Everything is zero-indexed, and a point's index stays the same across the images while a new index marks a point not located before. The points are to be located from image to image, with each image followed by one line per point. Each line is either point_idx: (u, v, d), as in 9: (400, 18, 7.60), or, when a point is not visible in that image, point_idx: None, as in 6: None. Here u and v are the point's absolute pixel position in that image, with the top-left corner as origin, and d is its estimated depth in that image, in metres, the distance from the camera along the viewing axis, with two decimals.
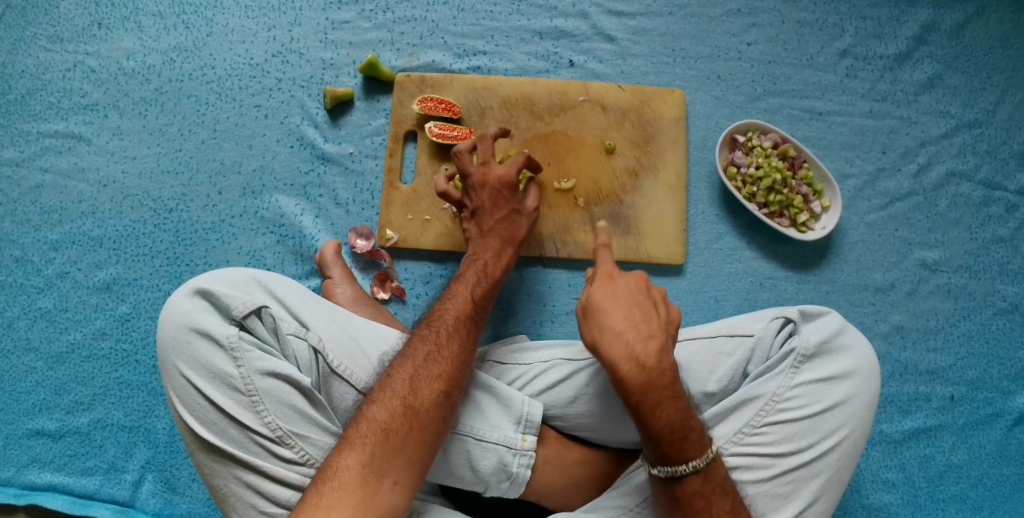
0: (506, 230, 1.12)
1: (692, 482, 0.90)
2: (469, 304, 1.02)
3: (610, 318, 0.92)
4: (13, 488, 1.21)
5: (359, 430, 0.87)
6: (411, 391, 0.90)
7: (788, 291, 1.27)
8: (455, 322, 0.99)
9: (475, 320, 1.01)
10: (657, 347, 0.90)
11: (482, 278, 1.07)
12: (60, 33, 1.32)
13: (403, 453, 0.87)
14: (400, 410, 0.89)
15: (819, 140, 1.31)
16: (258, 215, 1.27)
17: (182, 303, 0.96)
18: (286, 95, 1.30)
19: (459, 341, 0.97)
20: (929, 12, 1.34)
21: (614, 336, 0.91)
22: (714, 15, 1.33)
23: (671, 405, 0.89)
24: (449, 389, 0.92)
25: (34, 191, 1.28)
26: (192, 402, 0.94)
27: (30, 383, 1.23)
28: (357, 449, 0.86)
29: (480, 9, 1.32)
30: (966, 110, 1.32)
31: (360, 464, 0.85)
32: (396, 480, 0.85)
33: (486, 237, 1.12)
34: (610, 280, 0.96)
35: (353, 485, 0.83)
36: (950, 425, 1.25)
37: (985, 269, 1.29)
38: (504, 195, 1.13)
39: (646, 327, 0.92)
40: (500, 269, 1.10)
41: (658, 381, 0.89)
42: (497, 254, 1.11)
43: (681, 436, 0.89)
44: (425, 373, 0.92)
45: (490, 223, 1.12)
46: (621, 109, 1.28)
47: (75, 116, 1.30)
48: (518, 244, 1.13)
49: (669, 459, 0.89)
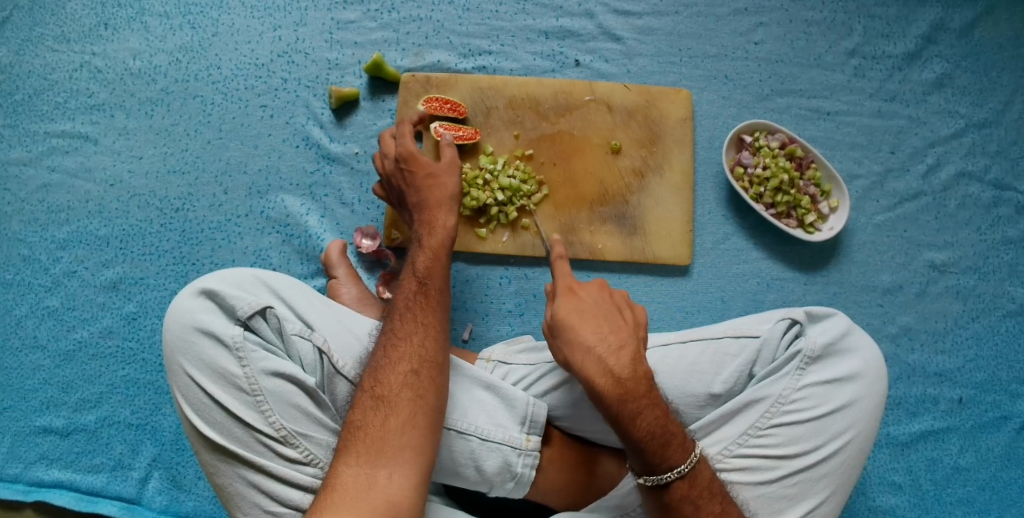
0: (428, 197, 1.04)
1: (678, 488, 0.90)
2: (415, 281, 0.98)
3: (578, 330, 0.94)
4: (21, 485, 1.21)
5: (346, 433, 0.87)
6: (377, 382, 0.90)
7: (795, 292, 1.26)
8: (406, 300, 0.96)
9: (424, 292, 0.96)
10: (628, 357, 0.92)
11: (421, 251, 1.00)
12: (67, 33, 1.32)
13: (390, 442, 0.85)
14: (371, 403, 0.88)
15: (827, 140, 1.30)
16: (263, 215, 1.27)
17: (188, 302, 0.96)
18: (291, 95, 1.30)
19: (413, 315, 0.94)
20: (938, 11, 1.32)
21: (584, 349, 0.92)
22: (721, 15, 1.32)
23: (650, 412, 0.90)
24: (415, 366, 0.90)
25: (41, 191, 1.28)
26: (198, 402, 0.94)
27: (37, 382, 1.24)
28: (347, 454, 0.85)
29: (486, 8, 1.31)
30: (975, 110, 1.31)
31: (352, 466, 0.84)
32: (391, 471, 0.84)
33: (416, 215, 1.04)
34: (573, 293, 0.97)
35: (351, 486, 0.82)
36: (957, 428, 1.24)
37: (994, 271, 1.28)
38: (410, 167, 1.06)
39: (613, 338, 0.94)
40: (440, 236, 1.02)
41: (634, 389, 0.90)
42: (430, 223, 1.03)
43: (664, 443, 0.89)
44: (384, 361, 0.91)
45: (415, 198, 1.05)
46: (628, 109, 1.27)
47: (82, 116, 1.30)
48: (452, 202, 1.05)
49: (654, 466, 0.89)
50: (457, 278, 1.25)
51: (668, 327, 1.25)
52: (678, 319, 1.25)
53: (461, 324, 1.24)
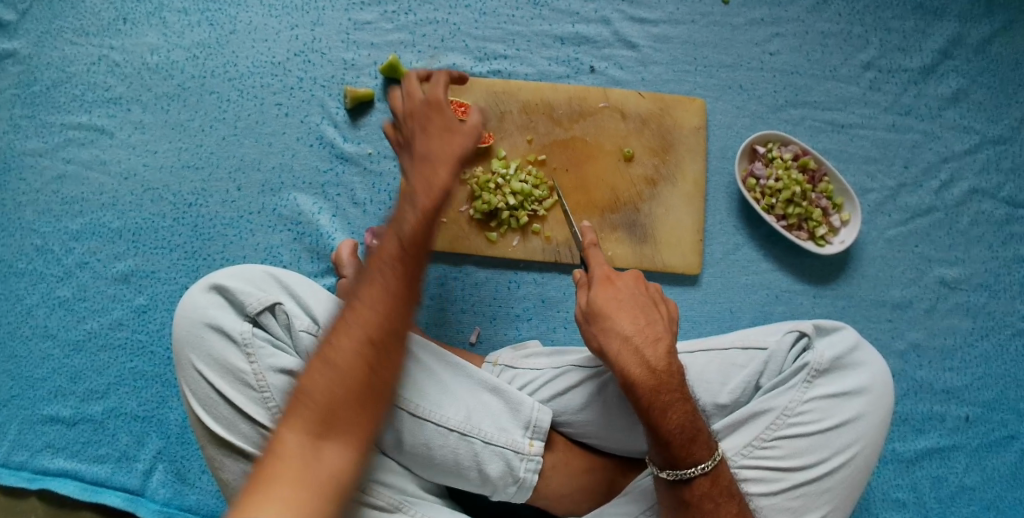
0: (439, 150, 0.95)
1: (700, 485, 0.90)
2: (400, 240, 0.89)
3: (614, 320, 0.94)
4: (27, 472, 1.22)
5: (293, 399, 0.79)
6: (336, 346, 0.82)
7: (804, 304, 1.26)
8: (381, 259, 0.87)
9: (408, 256, 0.88)
10: (664, 350, 0.93)
11: (415, 209, 0.91)
12: (86, 26, 1.33)
13: (340, 419, 0.79)
14: (326, 369, 0.80)
15: (840, 153, 1.29)
16: (275, 212, 1.28)
17: (199, 298, 0.97)
18: (307, 94, 1.31)
19: (389, 277, 0.86)
20: (956, 26, 1.32)
21: (621, 339, 0.93)
22: (737, 24, 1.32)
23: (680, 406, 0.91)
24: (380, 333, 0.83)
25: (56, 182, 1.29)
26: (205, 397, 0.95)
27: (47, 371, 1.25)
28: (292, 425, 0.77)
29: (502, 12, 1.32)
30: (991, 127, 1.30)
31: (294, 438, 0.76)
32: (338, 449, 0.77)
33: (418, 164, 0.95)
34: (610, 283, 0.97)
35: (290, 462, 0.75)
36: (964, 445, 1.23)
37: (1005, 288, 1.27)
38: (432, 116, 0.97)
39: (651, 331, 0.94)
40: (436, 197, 0.92)
41: (668, 382, 0.91)
42: (430, 178, 0.93)
43: (690, 439, 0.90)
44: (347, 324, 0.83)
45: (421, 147, 0.96)
46: (641, 117, 1.28)
47: (99, 109, 1.31)
48: (457, 162, 0.95)
49: (677, 461, 0.90)
50: (466, 282, 1.25)
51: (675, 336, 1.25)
52: (686, 328, 1.25)
53: (468, 327, 1.24)
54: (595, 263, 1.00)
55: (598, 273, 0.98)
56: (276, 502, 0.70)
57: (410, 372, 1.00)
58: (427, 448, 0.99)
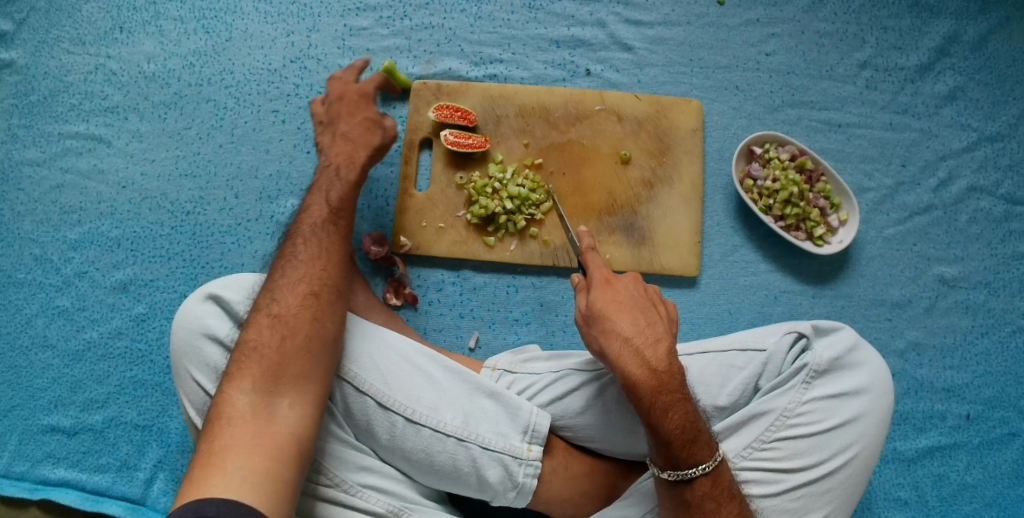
0: (359, 135, 1.11)
1: (702, 485, 0.90)
2: (325, 210, 1.04)
3: (614, 321, 0.94)
4: (28, 483, 1.22)
5: (241, 355, 0.89)
6: (277, 301, 0.93)
7: (803, 305, 1.26)
8: (312, 228, 1.02)
9: (332, 221, 1.03)
10: (664, 351, 0.93)
11: (337, 182, 1.07)
12: (83, 35, 1.33)
13: (288, 369, 0.88)
14: (269, 324, 0.91)
15: (837, 152, 1.29)
16: (273, 219, 1.28)
17: (196, 308, 0.97)
18: (303, 101, 1.31)
19: (318, 241, 1.00)
20: (952, 23, 1.32)
21: (621, 340, 0.93)
22: (733, 25, 1.32)
23: (681, 407, 0.90)
24: (315, 289, 0.95)
25: (55, 191, 1.30)
26: (205, 407, 0.96)
27: (47, 380, 1.25)
28: (242, 378, 0.86)
29: (497, 17, 1.32)
30: (988, 124, 1.30)
31: (247, 392, 0.85)
32: (290, 399, 0.86)
33: (340, 142, 1.11)
34: (609, 285, 0.97)
35: (244, 409, 0.83)
36: (965, 443, 1.23)
37: (1005, 286, 1.27)
38: (358, 105, 1.14)
39: (651, 331, 0.94)
40: (354, 170, 1.09)
41: (668, 382, 0.91)
42: (351, 157, 1.10)
43: (691, 439, 0.90)
44: (284, 282, 0.96)
45: (346, 129, 1.12)
46: (638, 119, 1.28)
47: (96, 118, 1.32)
48: (376, 148, 1.12)
49: (678, 461, 0.89)
50: (465, 287, 1.25)
51: None
52: (685, 330, 1.25)
53: (467, 332, 1.24)
54: (594, 265, 1.00)
55: (598, 275, 0.98)
56: (238, 456, 0.79)
57: (405, 377, 1.00)
58: (426, 454, 0.99)
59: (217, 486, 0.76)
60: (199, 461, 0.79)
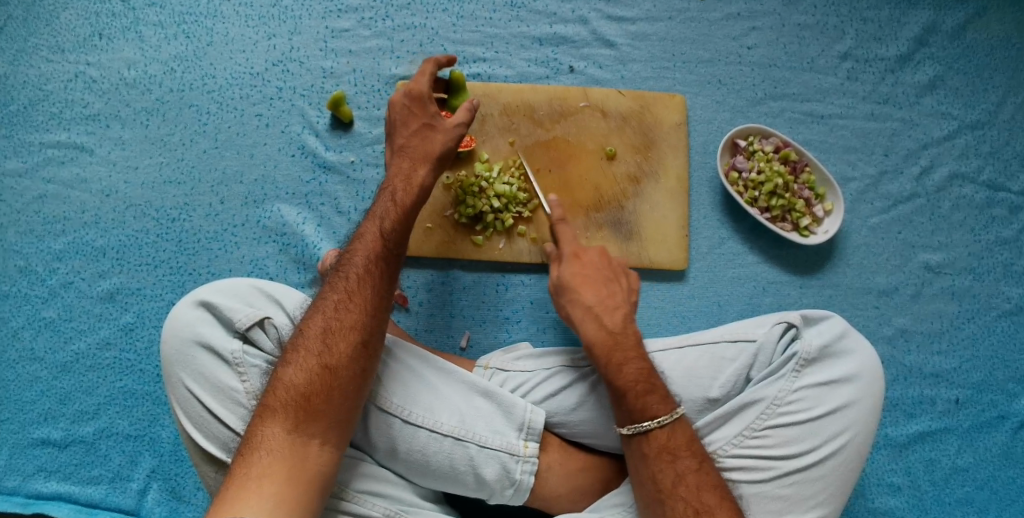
0: (417, 147, 1.06)
1: (658, 437, 0.92)
2: (379, 241, 0.98)
3: (579, 291, 1.05)
4: (20, 497, 1.21)
5: (278, 396, 0.88)
6: (326, 347, 0.90)
7: (792, 295, 1.26)
8: (365, 263, 0.96)
9: (389, 257, 0.98)
10: (621, 316, 1.02)
11: (394, 210, 1.01)
12: (61, 44, 1.32)
13: (326, 415, 0.87)
14: (317, 370, 0.89)
15: (821, 143, 1.30)
16: (260, 224, 1.27)
17: (187, 315, 0.97)
18: (287, 104, 1.30)
19: (374, 282, 0.95)
20: (930, 13, 1.33)
21: (584, 308, 1.03)
22: (714, 19, 1.33)
23: (635, 363, 0.96)
24: (366, 337, 0.92)
25: (37, 201, 1.28)
26: (197, 415, 0.96)
27: (35, 393, 1.24)
28: (281, 416, 0.86)
29: (479, 15, 1.32)
30: (969, 112, 1.31)
31: (285, 430, 0.85)
32: (324, 441, 0.87)
33: (399, 157, 1.06)
34: (578, 259, 1.09)
35: (280, 451, 0.84)
36: (955, 428, 1.24)
37: (989, 271, 1.29)
38: (415, 110, 1.08)
39: (610, 300, 1.04)
40: (412, 194, 1.03)
41: (623, 342, 0.99)
42: (409, 176, 1.05)
43: (646, 391, 0.94)
44: (336, 325, 0.92)
45: (404, 141, 1.07)
46: (622, 114, 1.28)
47: (77, 127, 1.30)
48: (435, 160, 1.06)
49: (635, 412, 0.93)
50: (454, 287, 1.25)
51: (665, 333, 1.25)
52: (675, 324, 1.25)
53: (458, 332, 1.24)
54: (564, 243, 1.12)
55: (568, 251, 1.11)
56: (271, 489, 0.81)
57: (399, 378, 1.00)
58: (423, 455, 0.98)
59: (248, 511, 0.78)
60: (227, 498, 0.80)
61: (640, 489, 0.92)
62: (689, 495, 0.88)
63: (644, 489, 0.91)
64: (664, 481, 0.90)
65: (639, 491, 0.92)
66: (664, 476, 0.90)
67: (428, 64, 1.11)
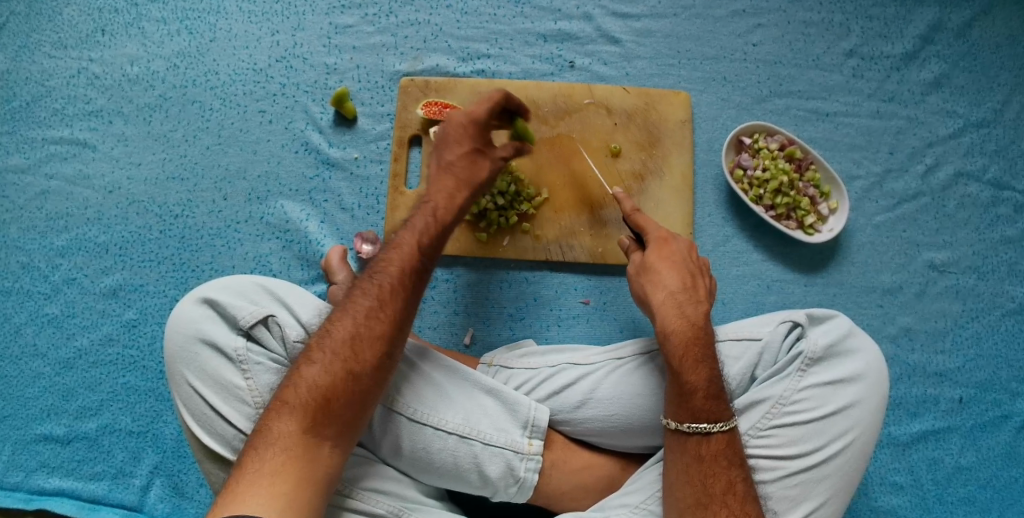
0: (465, 170, 1.06)
1: (716, 442, 0.92)
2: (415, 255, 0.98)
3: (663, 274, 1.02)
4: (22, 493, 1.20)
5: (297, 393, 0.87)
6: (353, 353, 0.89)
7: (795, 293, 1.26)
8: (399, 274, 0.96)
9: (420, 272, 0.97)
10: (704, 312, 1.00)
11: (430, 226, 1.01)
12: (64, 39, 1.32)
13: (340, 419, 0.87)
14: (341, 374, 0.88)
15: (826, 141, 1.30)
16: (263, 220, 1.27)
17: (190, 312, 0.96)
18: (290, 100, 1.30)
19: (406, 296, 0.95)
20: (936, 11, 1.33)
21: (666, 293, 1.00)
22: (719, 16, 1.32)
23: (708, 366, 0.95)
24: (391, 350, 0.92)
25: (40, 198, 1.28)
26: (200, 412, 0.95)
27: (37, 390, 1.23)
28: (299, 414, 0.86)
29: (484, 12, 1.32)
30: (973, 110, 1.31)
31: (301, 428, 0.85)
32: (335, 443, 0.86)
33: (443, 177, 1.06)
34: (664, 244, 1.05)
35: (293, 450, 0.83)
36: (958, 427, 1.24)
37: (993, 270, 1.28)
38: (470, 132, 1.07)
39: (694, 293, 1.01)
40: (453, 213, 1.03)
41: (703, 339, 0.97)
42: (451, 196, 1.05)
43: (714, 395, 0.93)
44: (366, 333, 0.91)
45: (451, 161, 1.07)
46: (627, 112, 1.27)
47: (80, 123, 1.30)
48: (476, 187, 1.06)
49: (698, 412, 0.92)
50: (458, 284, 1.25)
51: None
52: None
53: (462, 329, 1.24)
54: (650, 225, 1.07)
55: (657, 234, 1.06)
56: (283, 487, 0.81)
57: (402, 378, 1.00)
58: (426, 453, 0.98)
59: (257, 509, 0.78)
60: (234, 492, 0.79)
61: (684, 490, 0.91)
62: (735, 504, 0.89)
63: (690, 491, 0.90)
64: (714, 487, 0.90)
65: (682, 491, 0.91)
66: (716, 482, 0.90)
67: (495, 92, 1.09)
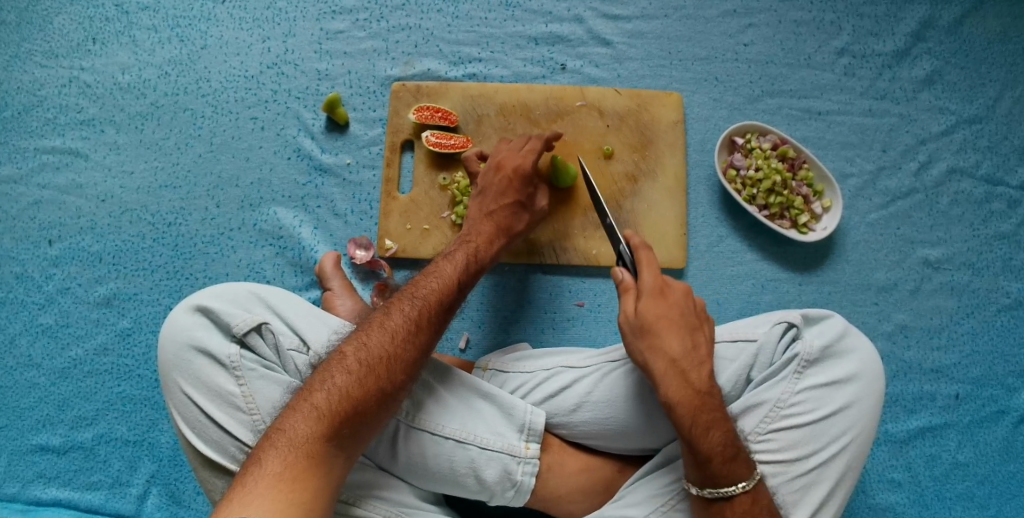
0: (503, 219, 1.11)
1: (742, 502, 0.90)
2: (456, 289, 0.99)
3: (663, 338, 0.95)
4: (19, 504, 1.20)
5: (325, 400, 0.85)
6: (386, 372, 0.88)
7: (791, 292, 1.26)
8: (438, 303, 0.96)
9: (456, 305, 0.99)
10: (707, 374, 0.95)
11: (471, 263, 1.04)
12: (55, 48, 1.32)
13: (362, 432, 0.85)
14: (372, 390, 0.86)
15: (819, 140, 1.30)
16: (256, 227, 1.27)
17: (182, 320, 0.96)
18: (282, 106, 1.30)
19: (439, 329, 0.95)
20: (927, 8, 1.33)
21: (668, 360, 0.94)
22: (710, 17, 1.32)
23: (721, 429, 0.91)
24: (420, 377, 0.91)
25: (33, 207, 1.28)
26: (193, 419, 0.95)
27: (32, 400, 1.23)
28: (324, 420, 0.83)
29: (475, 16, 1.32)
30: (966, 107, 1.31)
31: (325, 436, 0.82)
32: (350, 456, 0.84)
33: (485, 221, 1.10)
34: (662, 299, 0.98)
35: (314, 457, 0.81)
36: (955, 423, 1.24)
37: (988, 266, 1.28)
38: (514, 186, 1.12)
39: (696, 353, 0.96)
40: (490, 258, 1.08)
41: (710, 405, 0.93)
42: (490, 241, 1.09)
43: (730, 457, 0.91)
44: (400, 355, 0.89)
45: (492, 208, 1.11)
46: (619, 114, 1.27)
47: (72, 132, 1.30)
48: (513, 236, 1.12)
49: (719, 478, 0.90)
50: None
51: None
52: None
53: (457, 334, 1.24)
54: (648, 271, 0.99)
55: (650, 282, 0.98)
56: (301, 495, 0.78)
57: None
58: (422, 458, 0.98)
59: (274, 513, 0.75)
60: (253, 493, 0.76)
61: None
62: None
63: None
64: None
65: None
66: None
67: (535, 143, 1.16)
